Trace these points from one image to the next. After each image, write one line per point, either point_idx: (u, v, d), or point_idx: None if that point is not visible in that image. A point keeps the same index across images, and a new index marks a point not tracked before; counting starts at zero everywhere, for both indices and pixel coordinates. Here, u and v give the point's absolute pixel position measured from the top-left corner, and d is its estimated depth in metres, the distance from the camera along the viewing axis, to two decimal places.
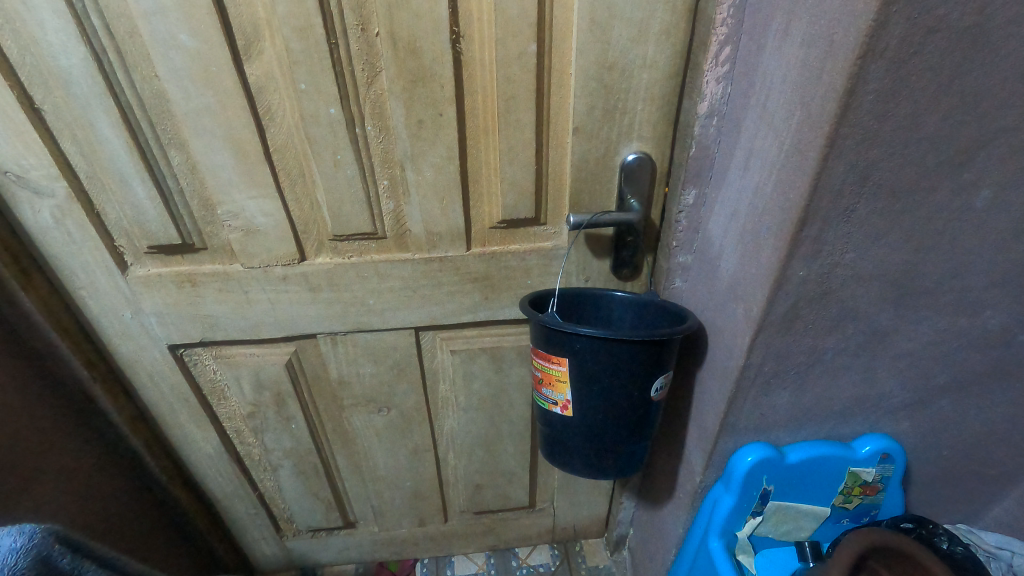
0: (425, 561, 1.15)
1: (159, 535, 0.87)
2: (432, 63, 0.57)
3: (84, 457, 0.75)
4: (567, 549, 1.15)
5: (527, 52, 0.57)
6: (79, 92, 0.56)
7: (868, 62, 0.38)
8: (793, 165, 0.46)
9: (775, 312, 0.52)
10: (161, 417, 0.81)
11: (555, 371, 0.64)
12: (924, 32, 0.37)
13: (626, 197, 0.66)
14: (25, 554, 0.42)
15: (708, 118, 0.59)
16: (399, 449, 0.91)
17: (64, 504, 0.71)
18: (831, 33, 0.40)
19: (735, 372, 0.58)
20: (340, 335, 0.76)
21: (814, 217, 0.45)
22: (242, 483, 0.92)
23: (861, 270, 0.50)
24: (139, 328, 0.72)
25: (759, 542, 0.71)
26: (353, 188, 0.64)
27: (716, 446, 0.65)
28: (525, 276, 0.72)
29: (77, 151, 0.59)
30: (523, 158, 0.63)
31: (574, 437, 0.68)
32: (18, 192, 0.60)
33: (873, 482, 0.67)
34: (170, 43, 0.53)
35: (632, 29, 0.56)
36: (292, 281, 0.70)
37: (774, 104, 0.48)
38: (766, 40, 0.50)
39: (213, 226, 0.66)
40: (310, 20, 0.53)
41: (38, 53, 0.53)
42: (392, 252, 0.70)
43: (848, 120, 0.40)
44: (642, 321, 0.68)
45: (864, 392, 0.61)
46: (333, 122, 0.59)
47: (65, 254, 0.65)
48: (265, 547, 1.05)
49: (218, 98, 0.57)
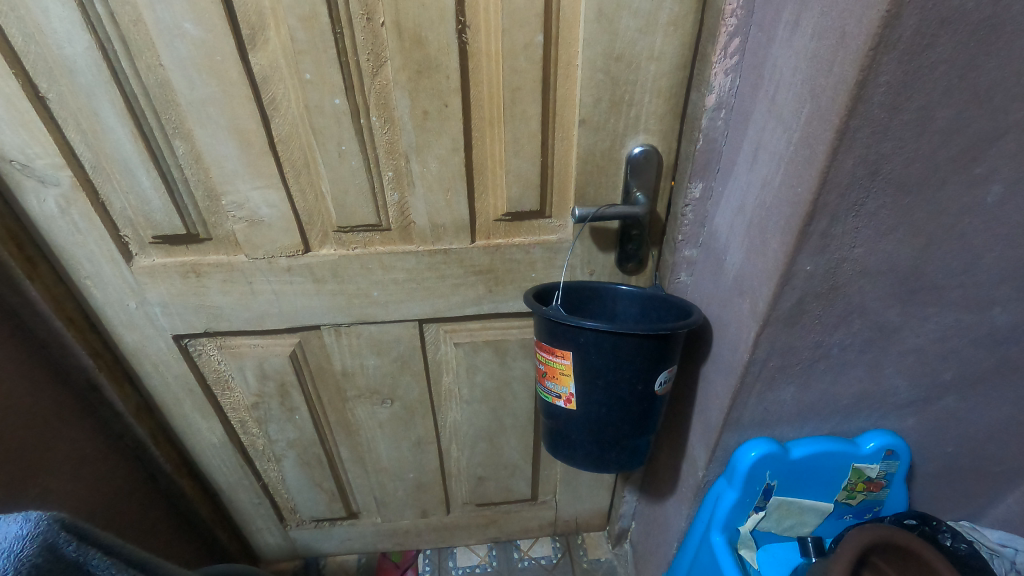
0: (428, 553, 1.15)
1: (163, 524, 0.88)
2: (437, 54, 0.56)
3: (90, 445, 0.75)
4: (569, 542, 1.15)
5: (533, 43, 0.56)
6: (84, 81, 0.55)
7: (880, 54, 0.37)
8: (801, 158, 0.45)
9: (781, 307, 0.52)
10: (167, 406, 0.82)
11: (559, 365, 0.64)
12: (938, 23, 0.36)
13: (632, 190, 0.66)
14: (31, 541, 0.43)
15: (716, 111, 0.59)
16: (402, 441, 0.92)
17: (70, 492, 0.71)
18: (843, 25, 0.39)
19: (740, 367, 0.58)
20: (344, 326, 0.76)
21: (822, 211, 0.45)
22: (246, 473, 0.92)
23: (869, 265, 0.49)
24: (144, 318, 0.72)
25: (761, 537, 0.71)
26: (358, 179, 0.63)
27: (719, 440, 0.65)
28: (530, 270, 0.72)
29: (82, 140, 0.60)
30: (528, 150, 0.63)
31: (577, 430, 0.68)
32: (23, 181, 0.60)
33: (877, 478, 0.67)
34: (175, 32, 0.53)
35: (641, 20, 0.55)
36: (297, 272, 0.70)
37: (783, 97, 0.48)
38: (777, 32, 0.49)
39: (217, 216, 0.66)
40: (315, 9, 0.53)
41: (42, 41, 0.53)
42: (396, 244, 0.70)
43: (859, 113, 0.40)
44: (647, 315, 0.68)
45: (870, 388, 0.60)
46: (338, 113, 0.59)
47: (70, 243, 0.65)
48: (269, 537, 1.06)
49: (223, 87, 0.57)
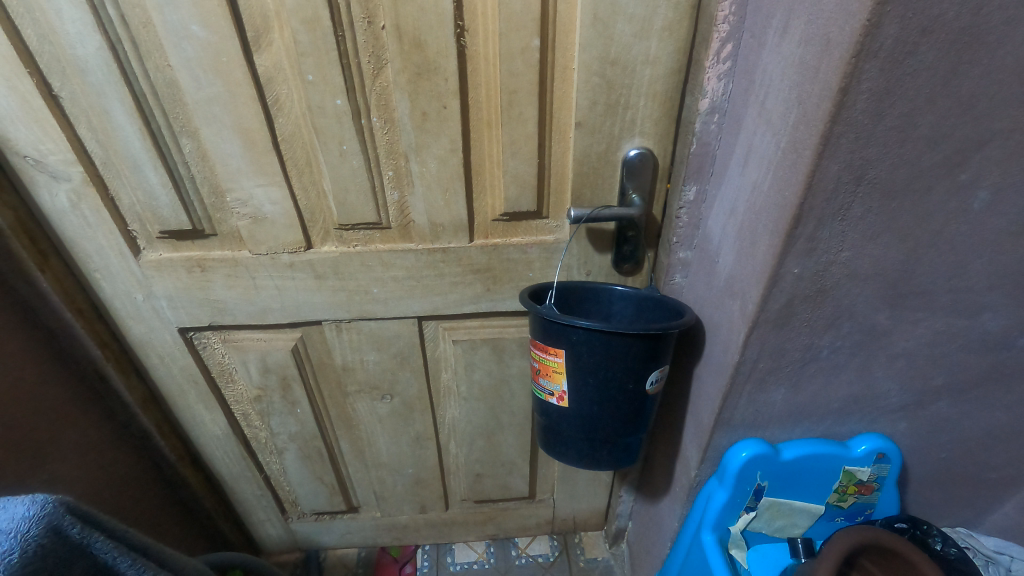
0: (426, 548, 1.17)
1: (167, 513, 0.90)
2: (436, 56, 0.58)
3: (97, 433, 0.77)
4: (566, 540, 1.16)
5: (530, 47, 0.57)
6: (95, 80, 0.57)
7: (862, 61, 0.38)
8: (788, 162, 0.46)
9: (770, 309, 0.52)
10: (171, 398, 0.84)
11: (552, 362, 0.65)
12: (918, 32, 0.37)
13: (627, 191, 0.66)
14: (37, 523, 0.44)
15: (709, 115, 0.60)
16: (401, 436, 0.93)
17: (77, 479, 0.73)
18: (827, 32, 0.40)
19: (731, 368, 0.58)
20: (344, 322, 0.77)
21: (808, 215, 0.46)
22: (249, 465, 0.94)
23: (857, 269, 0.50)
24: (151, 311, 0.74)
25: (751, 537, 0.72)
26: (359, 177, 0.65)
27: (711, 440, 0.66)
28: (527, 269, 0.73)
29: (93, 138, 0.62)
30: (526, 152, 0.64)
31: (569, 428, 0.69)
32: (36, 176, 0.62)
33: (868, 482, 0.67)
34: (182, 34, 0.55)
35: (635, 25, 0.56)
36: (299, 268, 0.71)
37: (772, 102, 0.49)
38: (767, 38, 0.50)
39: (222, 212, 0.68)
40: (317, 12, 0.54)
41: (56, 41, 0.55)
42: (395, 242, 0.71)
43: (842, 119, 0.40)
44: (641, 316, 0.69)
45: (860, 391, 0.61)
46: (340, 113, 0.60)
47: (80, 237, 0.67)
48: (271, 528, 1.08)
49: (228, 87, 0.58)
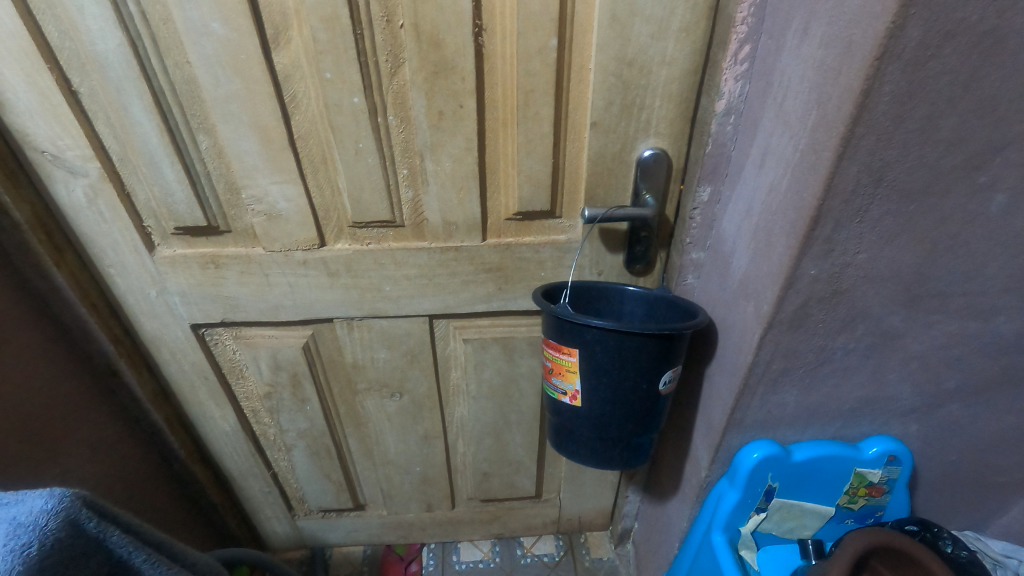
0: (432, 546, 1.17)
1: (176, 508, 0.91)
2: (454, 55, 0.58)
3: (108, 428, 0.78)
4: (571, 540, 1.17)
5: (547, 47, 0.58)
6: (114, 76, 0.58)
7: (885, 64, 0.38)
8: (807, 163, 0.46)
9: (785, 310, 0.52)
10: (182, 394, 0.84)
11: (566, 361, 0.65)
12: (942, 35, 0.37)
13: (641, 192, 0.67)
14: (56, 516, 0.44)
15: (725, 116, 0.60)
16: (410, 434, 0.93)
17: (89, 473, 0.74)
18: (849, 35, 0.40)
19: (744, 369, 0.58)
20: (356, 320, 0.78)
21: (826, 217, 0.46)
22: (257, 461, 0.95)
23: (873, 271, 0.50)
24: (164, 306, 0.74)
25: (761, 538, 0.72)
26: (374, 175, 0.65)
27: (722, 441, 0.66)
28: (539, 269, 0.74)
29: (110, 133, 0.62)
30: (540, 151, 0.64)
31: (581, 427, 0.69)
32: (53, 171, 0.63)
33: (879, 484, 0.67)
34: (202, 31, 0.55)
35: (653, 26, 0.57)
36: (312, 266, 0.72)
37: (790, 103, 0.49)
38: (786, 40, 0.50)
39: (237, 209, 0.68)
40: (336, 10, 0.55)
41: (76, 37, 0.56)
42: (408, 240, 0.72)
43: (863, 122, 0.41)
44: (653, 316, 0.69)
45: (872, 394, 0.61)
46: (357, 111, 0.60)
47: (96, 232, 0.67)
48: (277, 525, 1.08)
49: (246, 85, 0.59)
